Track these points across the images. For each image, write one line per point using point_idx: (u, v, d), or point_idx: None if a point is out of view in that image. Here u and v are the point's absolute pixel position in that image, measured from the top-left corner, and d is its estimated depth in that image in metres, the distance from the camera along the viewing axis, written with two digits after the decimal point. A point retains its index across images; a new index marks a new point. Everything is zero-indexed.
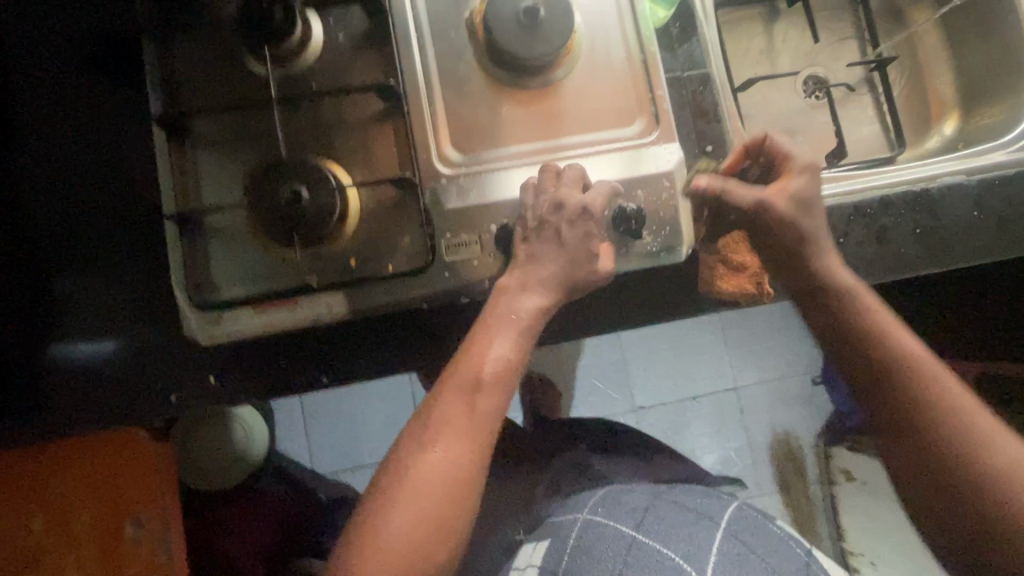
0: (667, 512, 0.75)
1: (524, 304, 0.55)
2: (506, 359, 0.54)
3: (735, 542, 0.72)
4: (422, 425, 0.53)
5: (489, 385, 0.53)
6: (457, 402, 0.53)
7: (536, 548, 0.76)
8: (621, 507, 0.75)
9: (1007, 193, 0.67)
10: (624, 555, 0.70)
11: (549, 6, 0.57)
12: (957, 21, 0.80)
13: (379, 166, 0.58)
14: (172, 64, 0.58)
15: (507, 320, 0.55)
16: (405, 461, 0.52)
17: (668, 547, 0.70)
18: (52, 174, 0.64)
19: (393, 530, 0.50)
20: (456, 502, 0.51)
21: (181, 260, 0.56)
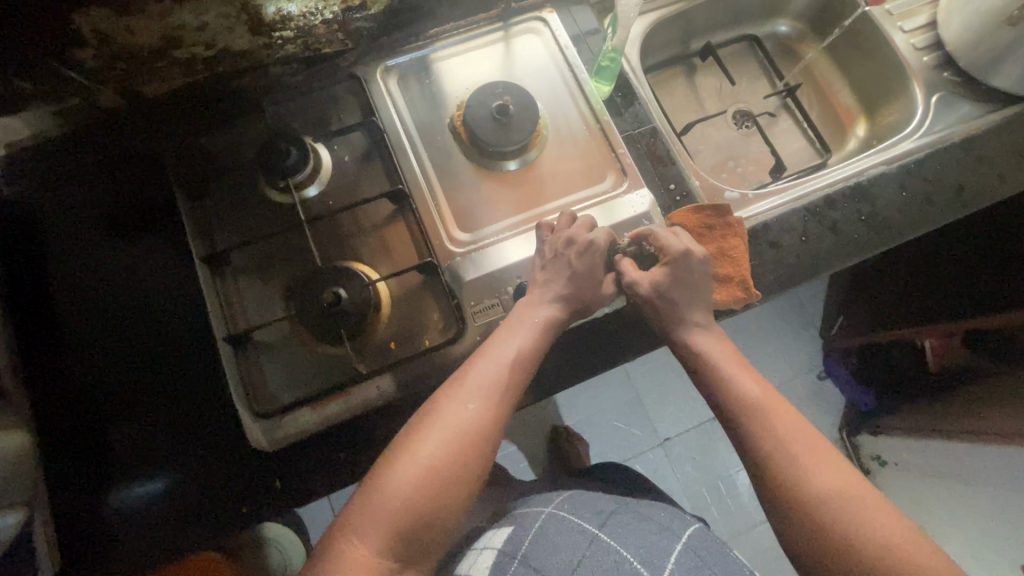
0: (630, 518, 0.70)
1: (542, 310, 0.61)
2: (532, 344, 0.59)
3: (691, 554, 0.64)
4: (455, 386, 0.57)
5: (516, 363, 0.58)
6: (488, 369, 0.58)
7: (497, 533, 0.72)
8: (586, 507, 0.72)
9: (924, 173, 0.79)
10: (583, 550, 0.65)
11: (515, 103, 0.69)
12: (840, 48, 0.97)
13: (399, 258, 0.66)
14: (205, 212, 0.66)
15: (530, 319, 0.61)
16: (438, 409, 0.56)
17: (627, 549, 0.64)
18: (86, 328, 0.66)
19: (408, 470, 0.53)
20: (462, 470, 0.54)
21: (239, 378, 0.61)
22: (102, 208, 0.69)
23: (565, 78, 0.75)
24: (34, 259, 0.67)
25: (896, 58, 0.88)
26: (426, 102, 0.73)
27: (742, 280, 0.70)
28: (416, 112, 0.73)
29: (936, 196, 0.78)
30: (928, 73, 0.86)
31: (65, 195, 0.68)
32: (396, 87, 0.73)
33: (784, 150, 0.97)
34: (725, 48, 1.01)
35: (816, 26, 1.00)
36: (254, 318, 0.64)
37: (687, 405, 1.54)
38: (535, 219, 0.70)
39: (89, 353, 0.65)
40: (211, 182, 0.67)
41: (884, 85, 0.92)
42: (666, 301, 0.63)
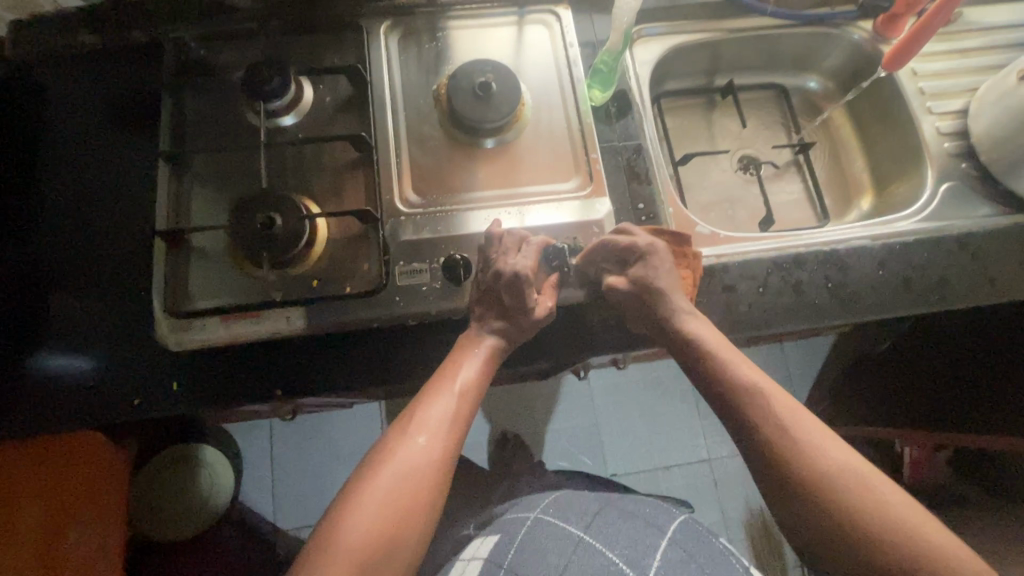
0: (617, 517, 0.72)
1: (485, 339, 0.62)
2: (477, 376, 0.59)
3: (678, 549, 0.66)
4: (404, 421, 0.55)
5: (464, 395, 0.57)
6: (438, 403, 0.56)
7: (483, 543, 0.73)
8: (571, 509, 0.74)
9: (910, 256, 0.75)
10: (570, 554, 0.66)
11: (499, 83, 0.70)
12: (865, 118, 0.94)
13: (347, 203, 0.67)
14: (183, 113, 0.69)
15: (475, 349, 0.61)
16: (388, 448, 0.53)
17: (613, 551, 0.66)
18: (54, 198, 0.70)
19: (360, 514, 0.49)
20: (417, 509, 0.51)
21: (164, 272, 0.63)
22: (102, 95, 0.73)
23: (561, 74, 0.75)
24: (30, 125, 0.72)
25: (916, 137, 0.85)
26: (420, 65, 0.74)
27: None
28: (408, 72, 0.74)
29: (916, 282, 0.74)
30: (946, 159, 0.82)
31: (75, 77, 0.73)
32: (396, 45, 0.75)
33: (782, 205, 0.94)
34: (749, 91, 0.99)
35: (847, 90, 0.97)
36: (196, 222, 0.66)
37: (643, 445, 1.50)
38: (490, 199, 0.70)
39: (50, 223, 0.69)
40: (198, 87, 0.70)
41: (899, 163, 0.89)
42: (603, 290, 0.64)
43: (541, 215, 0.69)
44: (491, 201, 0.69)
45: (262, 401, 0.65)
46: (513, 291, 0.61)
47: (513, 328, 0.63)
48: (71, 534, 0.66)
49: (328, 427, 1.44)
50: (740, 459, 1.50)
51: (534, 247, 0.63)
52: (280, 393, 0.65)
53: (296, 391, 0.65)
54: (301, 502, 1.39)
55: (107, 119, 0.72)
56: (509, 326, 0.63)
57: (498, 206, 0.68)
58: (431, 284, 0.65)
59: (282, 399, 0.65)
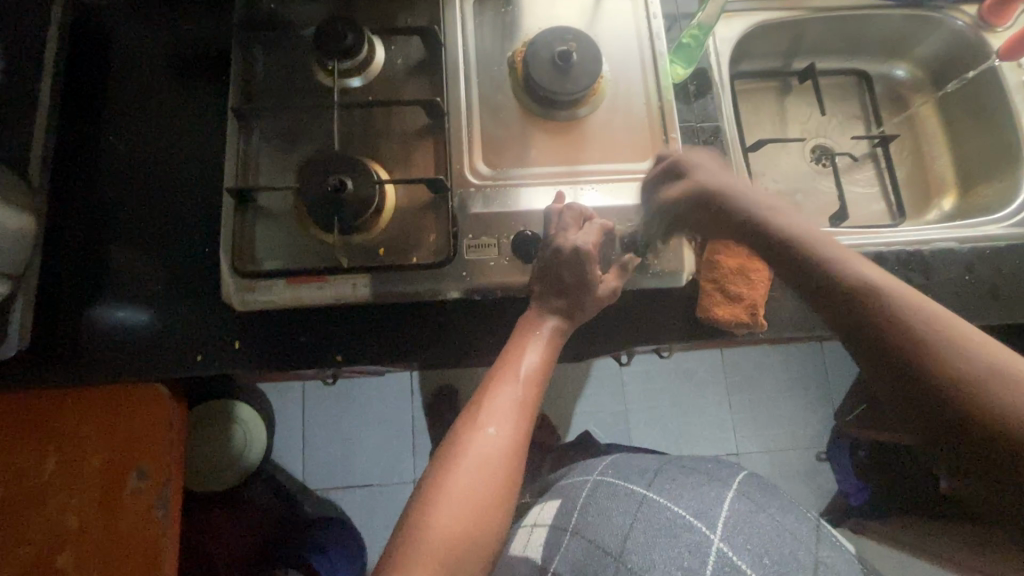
0: (679, 473, 0.70)
1: (547, 321, 0.60)
2: (543, 361, 0.58)
3: (748, 502, 0.66)
4: (472, 410, 0.54)
5: (528, 382, 0.56)
6: (504, 390, 0.55)
7: (544, 508, 0.74)
8: (632, 468, 0.72)
9: (998, 263, 0.70)
10: (634, 511, 0.66)
11: (580, 52, 0.66)
12: (956, 110, 0.88)
13: (416, 171, 0.66)
14: (253, 69, 0.67)
15: (536, 333, 0.59)
16: (458, 439, 0.52)
17: (678, 505, 0.66)
18: (123, 149, 0.69)
19: (441, 509, 0.48)
20: (496, 501, 0.50)
21: (232, 230, 0.62)
22: (172, 45, 0.71)
23: (642, 47, 0.71)
24: (101, 73, 0.71)
25: (1013, 134, 0.79)
26: (495, 30, 0.71)
27: (753, 303, 0.64)
28: (482, 37, 0.71)
29: (1004, 290, 0.70)
30: None
31: (145, 25, 0.72)
32: (471, 7, 0.71)
33: (856, 199, 0.90)
34: (829, 77, 0.94)
35: (939, 81, 0.90)
36: (264, 182, 0.65)
37: (672, 434, 1.49)
38: (561, 175, 0.67)
39: (121, 172, 0.69)
40: (270, 41, 0.68)
41: (991, 163, 0.83)
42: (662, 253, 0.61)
43: (617, 195, 0.66)
44: (562, 176, 0.67)
45: (323, 365, 0.65)
46: (569, 269, 0.59)
47: (575, 313, 0.61)
48: (135, 480, 0.64)
49: (360, 394, 1.45)
50: (769, 456, 1.49)
51: (601, 228, 0.61)
52: (340, 359, 0.65)
53: (356, 356, 0.65)
54: (330, 461, 1.42)
55: (177, 70, 0.71)
56: (567, 305, 0.60)
57: (569, 183, 0.66)
58: (498, 260, 0.63)
59: (341, 365, 0.65)
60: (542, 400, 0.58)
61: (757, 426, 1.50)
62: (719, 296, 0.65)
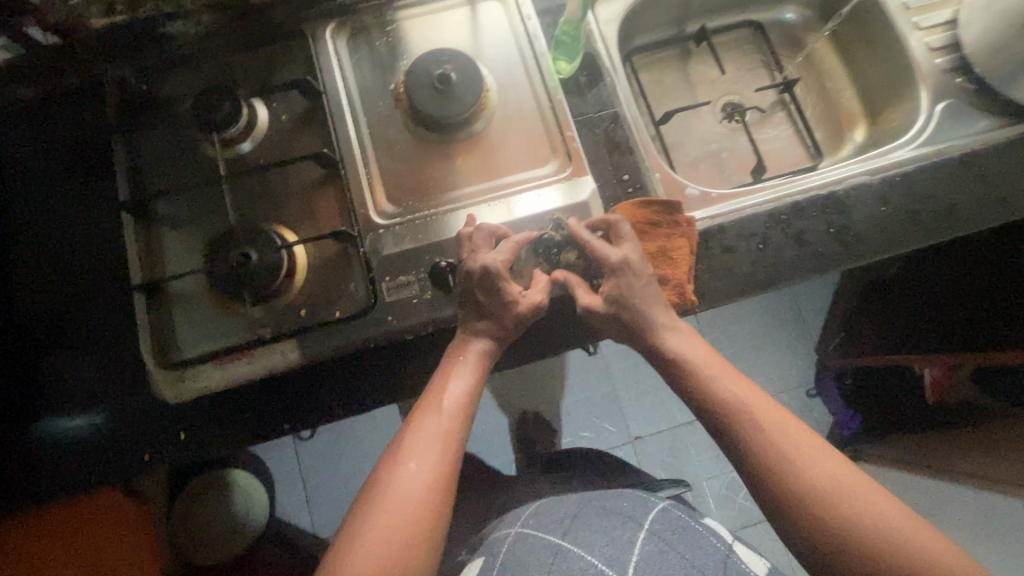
0: (594, 516, 0.79)
1: (473, 346, 0.60)
2: (469, 381, 0.59)
3: (656, 540, 0.75)
4: (396, 447, 0.56)
5: (452, 410, 0.57)
6: (426, 424, 0.56)
7: (473, 564, 0.81)
8: (550, 517, 0.80)
9: (911, 187, 0.72)
10: (549, 562, 0.74)
11: (458, 71, 0.65)
12: (849, 43, 0.89)
13: (323, 223, 0.65)
14: (138, 157, 0.66)
15: (460, 359, 0.60)
16: (380, 478, 0.54)
17: (590, 554, 0.74)
18: (25, 264, 0.67)
19: (359, 549, 0.50)
20: (417, 536, 0.51)
21: (148, 324, 0.61)
22: (50, 147, 0.69)
23: (523, 51, 0.71)
24: None
25: (905, 57, 0.80)
26: (373, 65, 0.70)
27: (680, 282, 0.65)
28: (362, 75, 0.70)
29: (922, 213, 0.71)
30: (939, 77, 0.78)
31: (17, 132, 0.69)
32: (344, 47, 0.70)
33: (773, 149, 0.91)
34: (723, 34, 0.94)
35: (828, 16, 0.91)
36: (172, 268, 0.64)
37: (664, 404, 1.50)
38: (469, 196, 0.67)
39: (28, 287, 0.67)
40: (147, 126, 0.67)
41: (890, 87, 0.84)
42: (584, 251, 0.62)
43: (526, 204, 0.65)
44: (470, 197, 0.67)
45: (273, 436, 0.65)
46: (487, 293, 0.59)
47: (504, 332, 0.61)
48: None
49: (352, 431, 1.43)
50: None
51: (515, 243, 0.61)
52: (289, 426, 0.65)
53: (304, 420, 0.65)
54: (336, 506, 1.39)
55: (59, 172, 0.69)
56: (497, 326, 0.61)
57: (476, 203, 0.66)
58: (421, 295, 0.63)
59: (292, 432, 0.65)
60: (473, 427, 0.58)
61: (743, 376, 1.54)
62: None
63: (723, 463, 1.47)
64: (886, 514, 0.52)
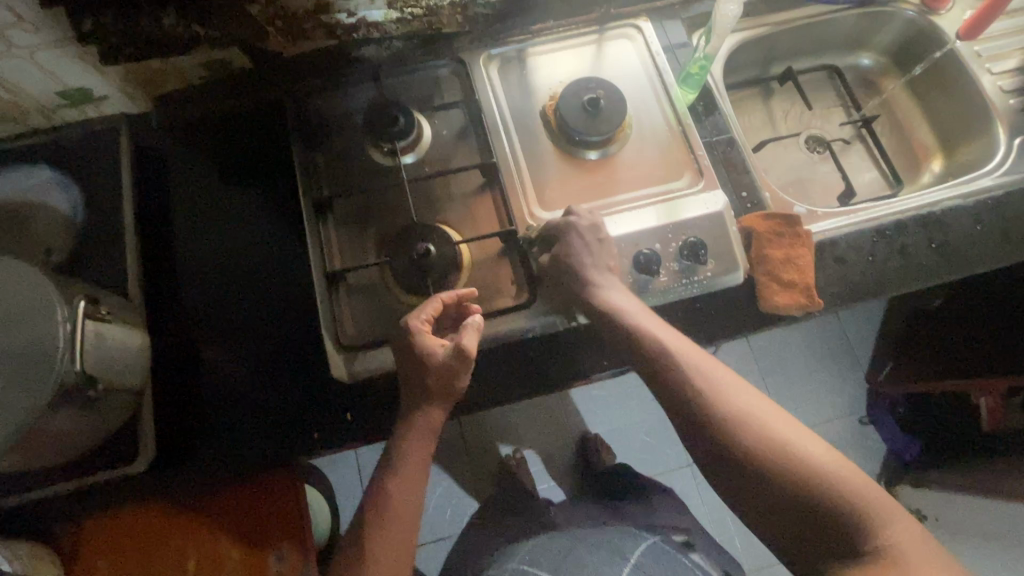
0: (586, 553, 0.89)
1: (422, 415, 0.64)
2: (419, 454, 0.63)
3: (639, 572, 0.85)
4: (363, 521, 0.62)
5: (387, 485, 0.62)
6: (387, 498, 0.62)
7: None
8: (546, 554, 0.90)
9: (1001, 210, 0.79)
10: None
11: (606, 97, 0.74)
12: (922, 85, 0.99)
13: (483, 227, 0.72)
14: (316, 161, 0.73)
15: (417, 430, 0.64)
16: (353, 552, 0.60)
17: None
18: (203, 259, 0.74)
19: None
20: None
21: (328, 312, 0.66)
22: (233, 153, 0.77)
23: (653, 83, 0.80)
24: (168, 194, 0.76)
25: (981, 97, 0.89)
26: (521, 90, 0.79)
27: (806, 286, 0.70)
28: (512, 98, 0.79)
29: (1013, 232, 0.78)
30: (1013, 115, 0.87)
31: (202, 141, 0.78)
32: (496, 72, 0.79)
33: (855, 177, 0.99)
34: (805, 76, 1.05)
35: (901, 63, 1.02)
36: (347, 262, 0.70)
37: None
38: (611, 205, 0.73)
39: (202, 278, 0.73)
40: (327, 134, 0.74)
41: (966, 125, 0.93)
42: (721, 257, 0.70)
43: (668, 212, 0.71)
44: (613, 206, 0.73)
45: None
46: (443, 377, 0.63)
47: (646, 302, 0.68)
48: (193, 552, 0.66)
49: None
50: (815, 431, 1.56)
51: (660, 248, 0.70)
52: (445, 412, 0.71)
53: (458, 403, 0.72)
54: None
55: (238, 175, 0.76)
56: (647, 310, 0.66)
57: (621, 210, 0.72)
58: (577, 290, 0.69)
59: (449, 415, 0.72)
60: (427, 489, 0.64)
61: (798, 403, 1.58)
62: (776, 285, 0.71)
63: None
64: (862, 492, 0.55)
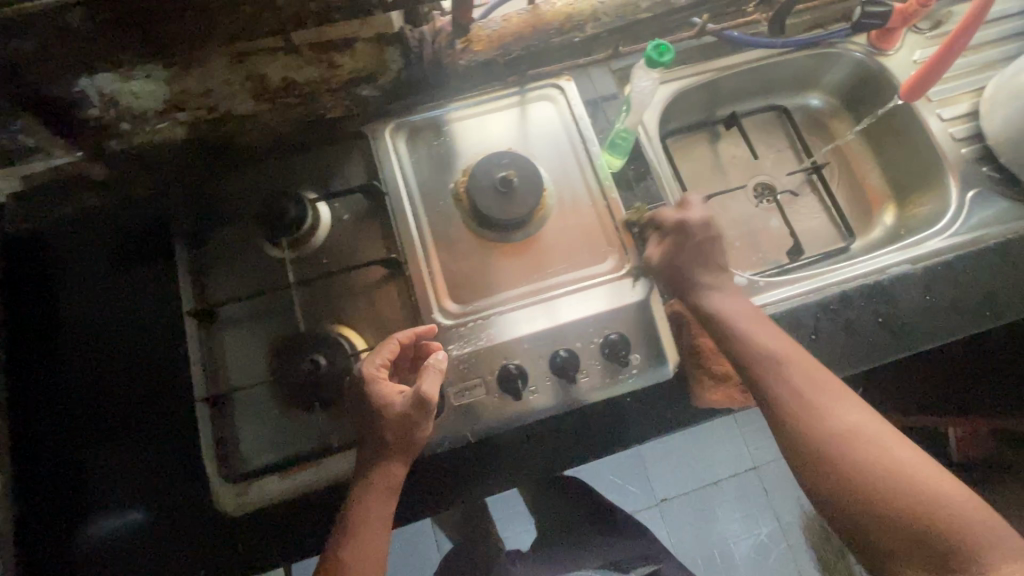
0: None
1: (394, 458, 0.57)
2: (381, 502, 0.56)
3: None
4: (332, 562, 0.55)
5: (354, 526, 0.55)
6: (355, 543, 0.55)
7: None
8: None
9: (952, 275, 0.74)
10: None
11: (519, 175, 0.67)
12: (874, 128, 0.94)
13: (388, 326, 0.66)
14: (203, 259, 0.66)
15: (384, 473, 0.57)
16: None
17: None
18: (79, 367, 0.66)
19: None
20: None
21: (212, 438, 0.61)
22: (114, 241, 0.69)
23: (576, 150, 0.73)
24: (39, 293, 0.68)
25: (932, 145, 0.84)
26: (432, 163, 0.72)
27: (741, 380, 0.65)
28: (421, 173, 0.71)
29: (965, 301, 0.73)
30: (965, 165, 0.82)
31: (76, 228, 0.69)
32: (403, 145, 0.72)
33: (806, 228, 0.93)
34: (752, 118, 0.98)
35: (852, 102, 0.96)
36: (236, 375, 0.63)
37: (688, 466, 1.48)
38: (530, 294, 0.67)
39: (77, 388, 0.66)
40: (213, 223, 0.67)
41: (919, 172, 0.88)
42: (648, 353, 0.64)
43: (588, 303, 0.65)
44: (531, 295, 0.67)
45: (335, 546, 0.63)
46: (403, 430, 0.56)
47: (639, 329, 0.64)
48: None
49: None
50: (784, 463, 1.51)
51: (580, 346, 0.64)
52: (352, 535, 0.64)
53: None
54: None
55: (119, 267, 0.68)
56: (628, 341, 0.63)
57: (541, 301, 0.66)
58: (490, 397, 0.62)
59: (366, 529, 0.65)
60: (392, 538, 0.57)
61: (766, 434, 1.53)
62: (709, 379, 0.65)
63: (751, 522, 1.44)
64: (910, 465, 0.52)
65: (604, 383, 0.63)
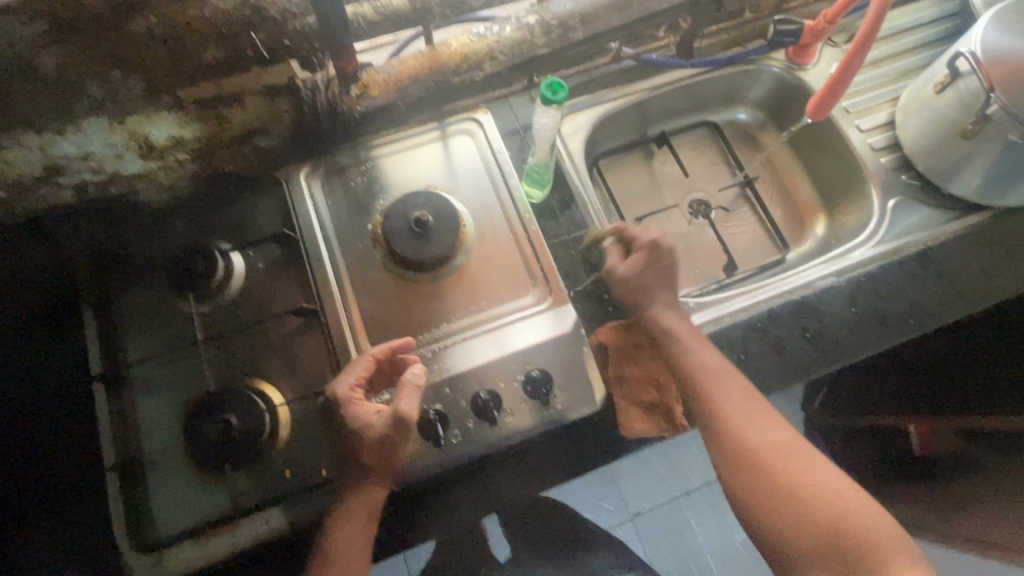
0: None
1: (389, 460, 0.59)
2: (363, 512, 0.58)
3: None
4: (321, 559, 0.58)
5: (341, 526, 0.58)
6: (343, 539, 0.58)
7: None
8: None
9: (876, 286, 0.75)
10: None
11: (434, 214, 0.67)
12: (801, 139, 0.95)
13: (307, 376, 0.64)
14: (112, 319, 0.64)
15: (375, 477, 0.59)
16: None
17: None
18: None
19: None
20: None
21: (123, 508, 0.58)
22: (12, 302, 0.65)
23: (496, 183, 0.73)
24: None
25: (853, 156, 0.86)
26: (349, 204, 0.70)
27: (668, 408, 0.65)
28: (337, 215, 0.70)
29: (891, 312, 0.73)
30: (885, 174, 0.83)
31: None
32: (319, 187, 0.71)
33: (742, 241, 0.94)
34: (683, 135, 0.99)
35: (779, 115, 0.97)
36: (147, 439, 0.61)
37: (660, 480, 1.47)
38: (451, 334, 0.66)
39: None
40: (122, 284, 0.65)
41: (845, 182, 0.89)
42: (573, 388, 0.62)
43: (510, 340, 0.64)
44: (453, 335, 0.66)
45: None
46: (381, 454, 0.58)
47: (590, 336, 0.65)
48: None
49: None
50: None
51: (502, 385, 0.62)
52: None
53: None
54: None
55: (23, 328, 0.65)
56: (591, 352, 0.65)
57: (463, 341, 0.65)
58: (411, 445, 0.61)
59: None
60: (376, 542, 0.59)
61: None
62: (636, 409, 0.65)
63: (726, 532, 1.43)
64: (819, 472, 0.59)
65: (529, 421, 0.61)
